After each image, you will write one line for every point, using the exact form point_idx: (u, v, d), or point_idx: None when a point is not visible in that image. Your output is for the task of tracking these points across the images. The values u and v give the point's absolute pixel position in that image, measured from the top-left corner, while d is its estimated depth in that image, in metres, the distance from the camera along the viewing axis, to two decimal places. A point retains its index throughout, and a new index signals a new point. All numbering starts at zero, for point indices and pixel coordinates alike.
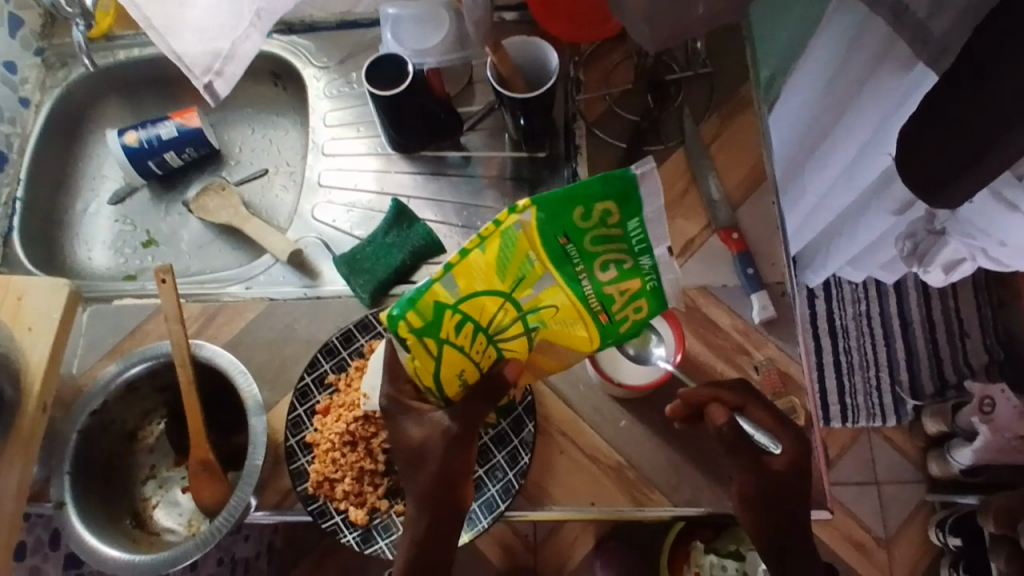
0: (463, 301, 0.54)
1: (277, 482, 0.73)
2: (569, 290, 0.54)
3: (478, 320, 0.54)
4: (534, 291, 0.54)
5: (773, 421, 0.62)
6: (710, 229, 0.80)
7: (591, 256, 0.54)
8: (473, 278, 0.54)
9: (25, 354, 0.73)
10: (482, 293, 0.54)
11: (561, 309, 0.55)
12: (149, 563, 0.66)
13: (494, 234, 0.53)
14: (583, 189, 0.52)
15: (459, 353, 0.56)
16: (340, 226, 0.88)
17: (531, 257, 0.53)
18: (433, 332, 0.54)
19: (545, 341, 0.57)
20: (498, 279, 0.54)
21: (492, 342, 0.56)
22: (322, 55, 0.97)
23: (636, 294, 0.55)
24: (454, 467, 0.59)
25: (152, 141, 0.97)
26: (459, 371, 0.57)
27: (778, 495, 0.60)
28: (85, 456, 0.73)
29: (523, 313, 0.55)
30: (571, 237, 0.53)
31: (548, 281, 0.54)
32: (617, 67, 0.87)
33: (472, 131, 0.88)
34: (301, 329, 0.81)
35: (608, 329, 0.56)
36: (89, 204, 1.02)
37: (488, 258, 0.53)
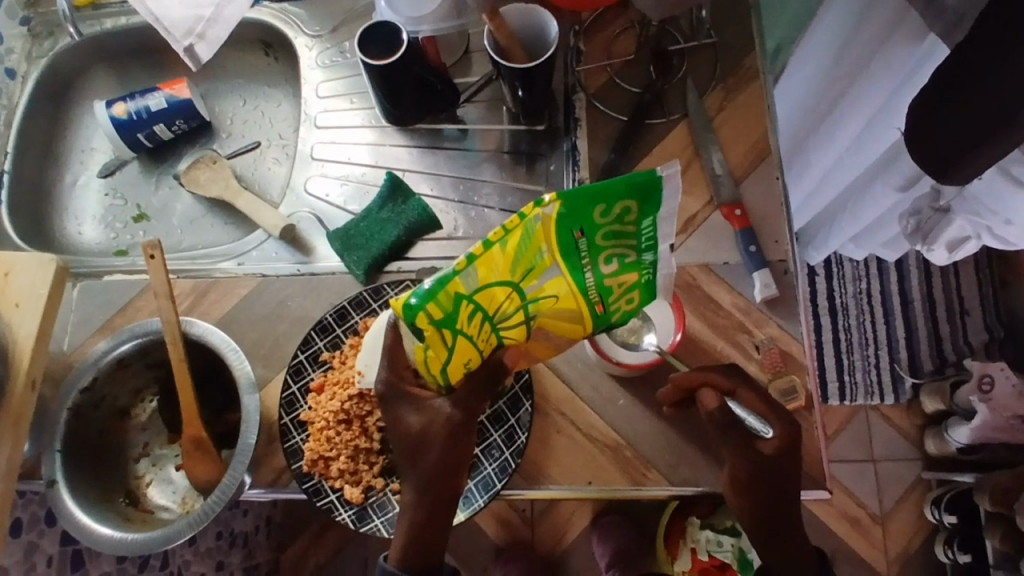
0: (478, 292, 0.48)
1: (272, 460, 0.73)
2: (571, 282, 0.51)
3: (487, 311, 0.50)
4: (541, 283, 0.50)
5: (762, 404, 0.58)
6: (713, 205, 0.78)
7: (599, 250, 0.50)
8: (491, 269, 0.48)
9: (13, 330, 0.71)
10: (496, 285, 0.49)
11: (561, 300, 0.51)
12: (142, 541, 0.65)
13: (517, 227, 0.48)
14: (609, 186, 0.47)
15: (466, 345, 0.51)
16: (334, 200, 0.86)
17: (544, 249, 0.49)
18: (449, 325, 0.49)
19: (542, 331, 0.54)
20: (512, 271, 0.49)
21: (495, 332, 0.52)
22: (315, 23, 0.95)
23: (631, 285, 0.54)
24: (456, 454, 0.58)
25: (141, 113, 0.94)
26: (464, 360, 0.52)
27: (770, 478, 0.58)
28: (76, 434, 0.72)
29: (526, 302, 0.50)
30: (586, 231, 0.49)
31: (554, 272, 0.50)
32: (619, 36, 0.85)
33: (469, 103, 0.86)
34: (295, 305, 0.79)
35: (601, 317, 0.54)
36: (78, 177, 1.00)
37: (508, 250, 0.48)
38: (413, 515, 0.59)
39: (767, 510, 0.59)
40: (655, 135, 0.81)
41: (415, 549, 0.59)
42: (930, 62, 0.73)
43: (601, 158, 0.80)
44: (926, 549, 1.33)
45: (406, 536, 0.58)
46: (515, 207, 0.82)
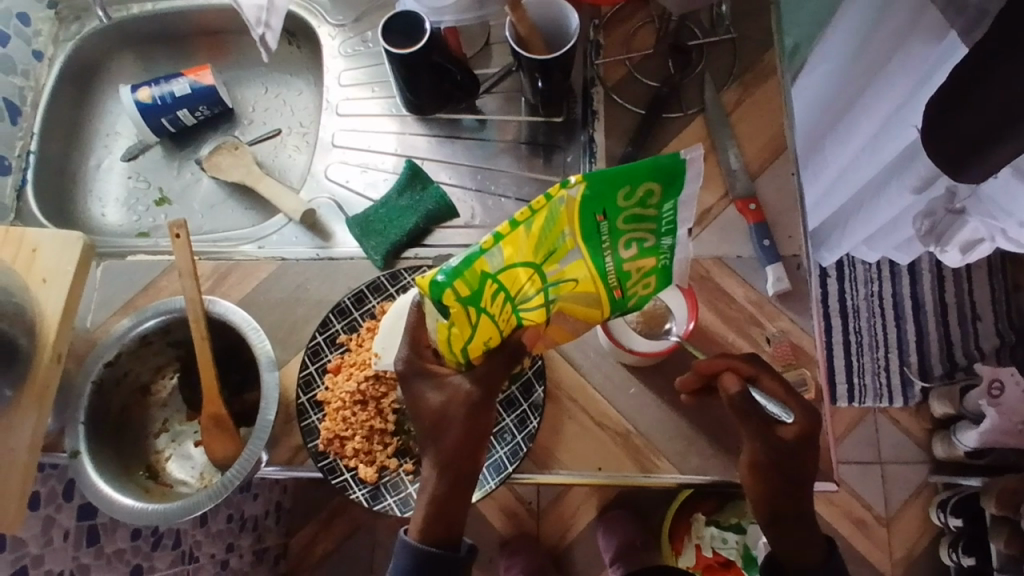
0: (503, 271, 0.49)
1: (288, 439, 0.74)
2: (591, 266, 0.51)
3: (509, 291, 0.50)
4: (562, 266, 0.50)
5: (786, 392, 0.59)
6: (727, 199, 0.79)
7: (619, 233, 0.51)
8: (517, 249, 0.48)
9: (39, 306, 0.73)
10: (520, 265, 0.49)
11: (581, 284, 0.52)
12: (161, 513, 0.66)
13: (541, 207, 0.47)
14: (633, 170, 0.47)
15: (487, 324, 0.52)
16: (354, 187, 0.87)
17: (566, 231, 0.49)
18: (474, 303, 0.49)
19: (560, 314, 0.54)
20: (536, 253, 0.49)
21: (515, 312, 0.52)
22: (338, 12, 0.96)
23: (649, 270, 0.54)
24: (474, 433, 0.59)
25: (166, 98, 0.96)
26: (484, 339, 0.53)
27: (792, 463, 0.58)
28: (99, 408, 0.73)
29: (546, 285, 0.51)
30: (608, 214, 0.49)
31: (575, 256, 0.50)
32: (638, 31, 0.86)
33: (488, 94, 0.87)
34: (312, 289, 0.81)
35: (617, 302, 0.55)
36: (102, 159, 1.02)
37: (533, 232, 0.48)
38: (434, 489, 0.60)
39: (779, 496, 0.60)
40: (672, 129, 0.81)
41: (437, 523, 0.59)
42: (947, 61, 0.74)
43: (618, 150, 0.81)
44: (931, 552, 1.33)
45: (427, 509, 0.59)
46: (531, 197, 0.83)
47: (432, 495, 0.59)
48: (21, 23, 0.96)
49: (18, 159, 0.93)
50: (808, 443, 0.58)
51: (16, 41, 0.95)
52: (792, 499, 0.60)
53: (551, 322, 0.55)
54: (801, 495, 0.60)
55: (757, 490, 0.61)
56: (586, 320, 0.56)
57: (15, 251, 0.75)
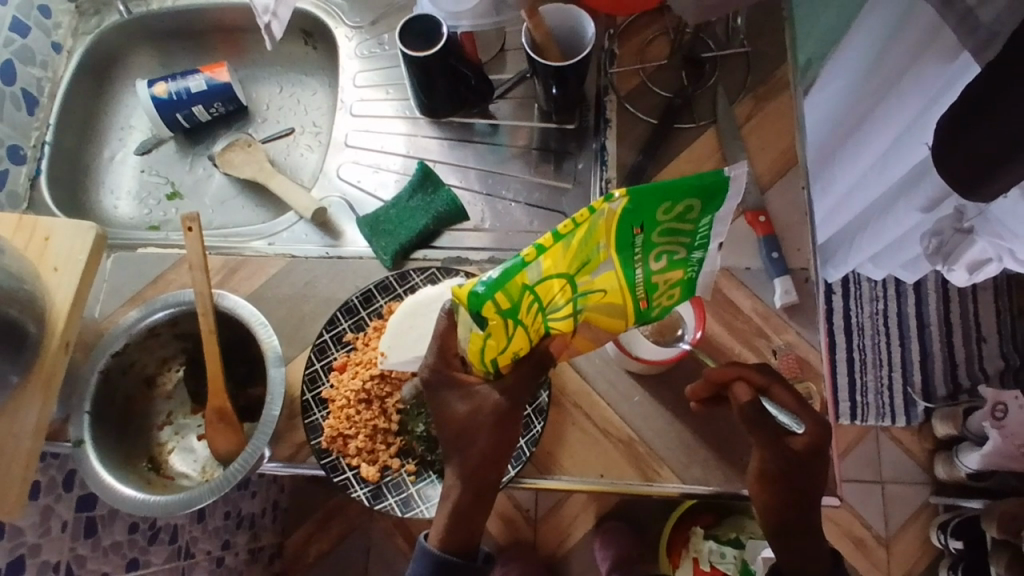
0: (540, 282, 0.47)
1: (292, 435, 0.74)
2: (622, 277, 0.51)
3: (542, 301, 0.49)
4: (595, 278, 0.50)
5: (797, 403, 0.59)
6: (737, 211, 0.79)
7: (653, 246, 0.51)
8: (556, 261, 0.47)
9: (49, 293, 0.73)
10: (555, 276, 0.48)
11: (610, 295, 0.52)
12: (163, 504, 0.66)
13: (586, 221, 0.46)
14: (677, 184, 0.47)
15: (518, 334, 0.51)
16: (365, 187, 0.88)
17: (601, 244, 0.48)
18: (510, 314, 0.48)
19: (585, 323, 0.55)
20: (572, 265, 0.48)
21: (545, 321, 0.52)
22: (356, 14, 0.97)
23: (675, 282, 0.55)
24: (502, 442, 0.60)
25: (182, 94, 0.97)
26: (511, 349, 0.53)
27: (803, 473, 0.58)
28: (104, 397, 0.74)
29: (576, 295, 0.51)
30: (645, 227, 0.49)
31: (607, 267, 0.50)
32: (652, 41, 0.86)
33: (502, 99, 0.88)
34: (320, 287, 0.81)
35: (642, 313, 0.56)
36: (116, 152, 1.03)
37: (573, 245, 0.47)
38: (457, 499, 0.60)
39: (788, 507, 0.60)
40: (683, 140, 0.82)
41: (459, 530, 0.60)
42: (961, 80, 0.74)
43: (629, 159, 0.82)
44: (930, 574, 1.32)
45: (448, 519, 0.60)
46: (541, 202, 0.83)
47: (454, 503, 0.60)
48: (42, 15, 0.97)
49: (33, 148, 0.94)
50: (819, 454, 0.58)
51: (37, 33, 0.96)
52: (800, 511, 0.59)
53: (574, 330, 0.55)
54: (807, 507, 0.59)
55: (769, 503, 0.61)
56: (608, 330, 0.56)
57: (26, 239, 0.75)
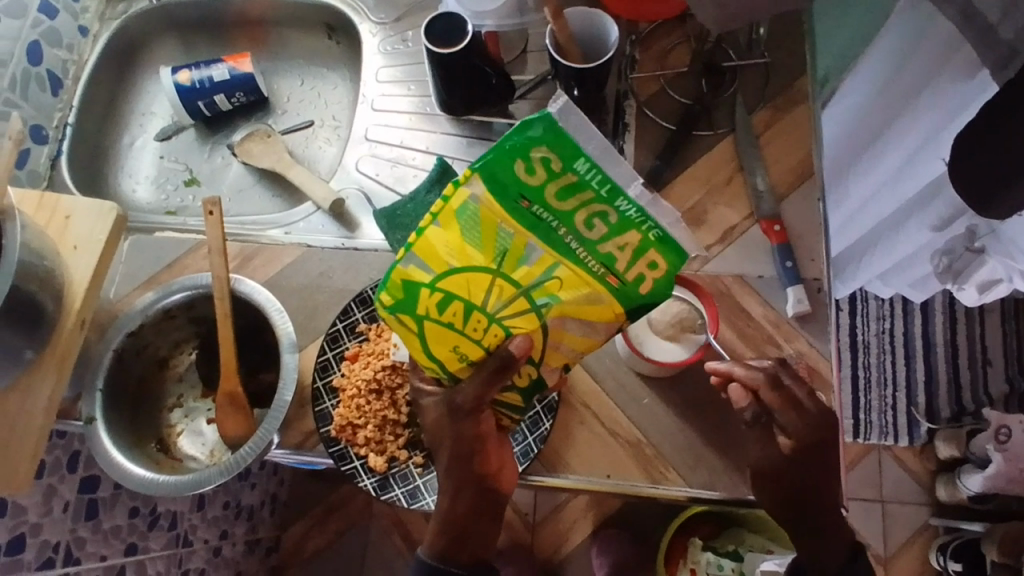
0: (441, 280, 0.55)
1: (302, 422, 0.75)
2: (560, 256, 0.54)
3: (470, 299, 0.55)
4: (525, 265, 0.54)
5: (786, 401, 0.64)
6: (752, 219, 0.79)
7: (566, 215, 0.52)
8: (443, 255, 0.54)
9: (69, 270, 0.74)
10: (461, 272, 0.55)
11: (564, 279, 0.54)
12: (172, 484, 0.67)
13: (455, 217, 0.54)
14: (516, 145, 0.51)
15: (465, 337, 0.56)
16: (383, 181, 0.89)
17: (499, 229, 0.54)
18: (425, 315, 0.56)
19: (564, 320, 0.56)
20: (474, 256, 0.54)
21: (494, 321, 0.55)
22: (381, 11, 0.98)
23: (638, 246, 0.53)
24: (469, 438, 0.61)
25: (205, 82, 0.98)
26: (468, 354, 0.57)
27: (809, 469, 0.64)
28: (117, 377, 0.74)
29: (521, 287, 0.55)
30: (531, 198, 0.52)
31: (537, 251, 0.54)
32: (674, 49, 0.87)
33: (522, 99, 0.88)
34: (335, 278, 0.82)
35: (621, 292, 0.54)
36: (136, 138, 1.04)
37: (452, 237, 0.54)
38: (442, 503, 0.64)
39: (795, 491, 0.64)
40: (700, 147, 0.82)
41: (446, 535, 0.63)
42: (976, 100, 0.74)
43: (646, 163, 0.82)
44: None
45: (437, 524, 0.64)
46: None
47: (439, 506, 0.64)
48: None
49: (55, 129, 0.95)
50: (820, 446, 0.64)
51: (64, 15, 0.96)
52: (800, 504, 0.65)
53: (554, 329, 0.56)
54: (808, 495, 0.65)
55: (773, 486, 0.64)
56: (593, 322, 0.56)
57: (47, 216, 0.76)
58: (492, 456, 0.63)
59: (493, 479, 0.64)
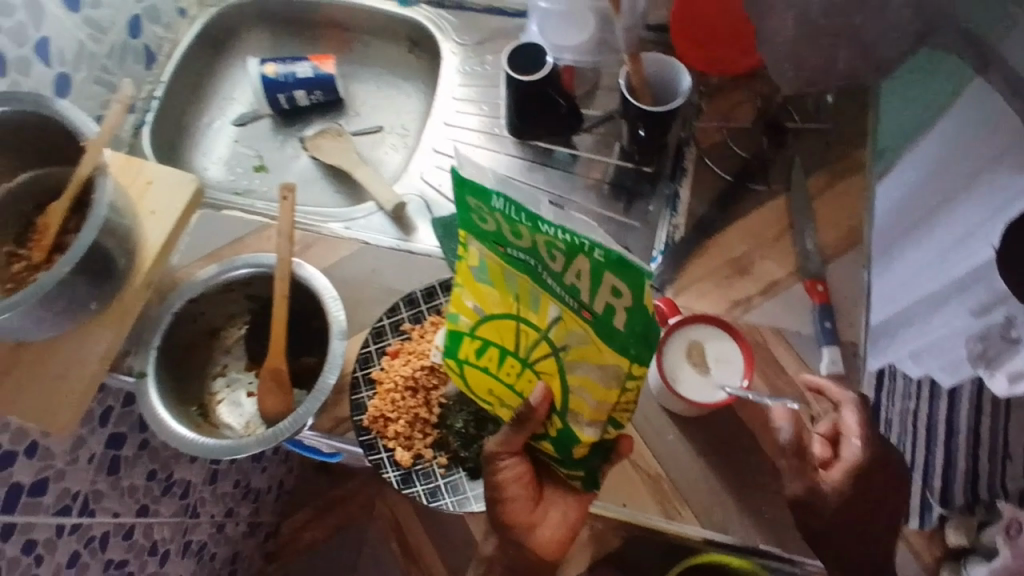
0: (477, 328, 0.64)
1: (335, 410, 0.77)
2: (555, 298, 0.56)
3: (503, 345, 0.63)
4: (535, 310, 0.58)
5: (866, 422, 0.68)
6: (797, 276, 0.81)
7: (533, 254, 0.54)
8: (474, 307, 0.64)
9: (145, 232, 0.79)
10: (492, 320, 0.63)
11: (564, 321, 0.56)
12: (209, 447, 0.70)
13: (471, 275, 0.62)
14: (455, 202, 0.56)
15: (505, 377, 0.64)
16: (444, 192, 0.93)
17: (502, 278, 0.59)
18: (470, 359, 0.66)
19: (580, 363, 0.57)
20: (497, 304, 0.61)
21: (525, 364, 0.62)
22: (464, 33, 1.03)
23: (597, 272, 0.50)
24: (507, 485, 0.65)
25: (288, 77, 1.04)
26: (514, 394, 0.65)
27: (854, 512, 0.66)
28: (171, 340, 0.78)
29: (539, 333, 0.59)
30: (499, 244, 0.56)
31: (538, 296, 0.57)
32: (741, 104, 0.90)
33: (587, 132, 0.91)
34: (385, 277, 0.85)
35: (607, 323, 0.53)
36: (214, 120, 1.10)
37: (476, 290, 0.63)
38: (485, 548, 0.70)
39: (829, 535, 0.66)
40: (754, 200, 0.85)
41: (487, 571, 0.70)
42: None
43: (699, 209, 0.85)
44: None
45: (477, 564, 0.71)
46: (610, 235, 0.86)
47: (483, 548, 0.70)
48: None
49: (143, 101, 1.01)
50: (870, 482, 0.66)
51: None
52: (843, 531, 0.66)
53: (578, 372, 0.58)
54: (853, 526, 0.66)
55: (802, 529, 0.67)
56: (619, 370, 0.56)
57: (131, 180, 0.81)
58: (518, 508, 0.66)
59: (528, 529, 0.67)
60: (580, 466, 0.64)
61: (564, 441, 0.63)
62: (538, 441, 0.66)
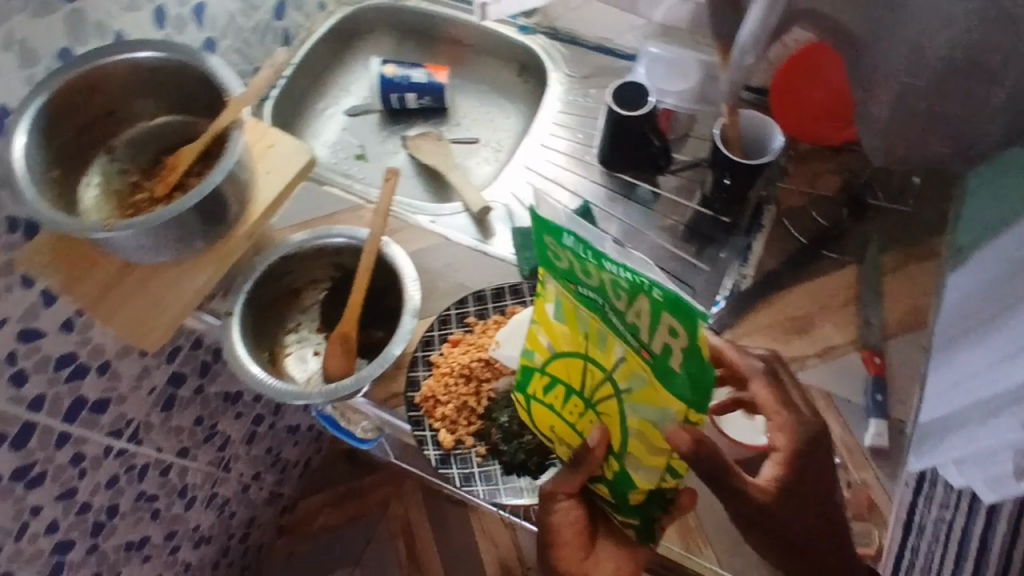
0: (548, 364, 0.67)
1: (390, 383, 0.83)
2: (619, 340, 0.57)
3: (572, 383, 0.65)
4: (601, 351, 0.60)
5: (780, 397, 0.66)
6: (856, 345, 0.82)
7: (601, 293, 0.55)
8: (546, 343, 0.66)
9: (257, 189, 0.86)
10: (563, 358, 0.65)
11: (627, 361, 0.58)
12: (274, 389, 0.76)
13: (546, 313, 0.65)
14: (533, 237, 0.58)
15: (571, 415, 0.67)
16: (528, 206, 0.98)
17: (574, 317, 0.62)
18: (540, 393, 0.69)
19: (638, 407, 0.59)
20: (568, 343, 0.64)
21: (589, 404, 0.64)
22: (573, 65, 1.09)
23: (655, 312, 0.51)
24: (560, 531, 0.68)
25: (403, 80, 1.12)
26: (577, 431, 0.67)
27: (792, 502, 0.62)
28: (259, 289, 0.85)
29: (604, 373, 0.61)
30: (572, 281, 0.58)
31: (604, 336, 0.59)
32: (826, 173, 0.93)
33: (672, 174, 0.95)
34: (459, 273, 0.90)
35: (663, 368, 0.54)
36: (328, 107, 1.19)
37: (550, 327, 0.65)
38: None
39: (781, 523, 0.63)
40: (824, 265, 0.87)
41: None
42: None
43: (768, 264, 0.88)
44: None
45: None
46: (677, 273, 0.90)
47: None
48: None
49: None
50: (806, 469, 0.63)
51: None
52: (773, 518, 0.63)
53: (643, 422, 0.59)
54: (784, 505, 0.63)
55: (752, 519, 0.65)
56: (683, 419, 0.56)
57: (255, 141, 0.89)
58: (570, 555, 0.68)
59: None
60: (635, 513, 0.66)
61: (621, 485, 0.65)
62: (596, 483, 0.68)
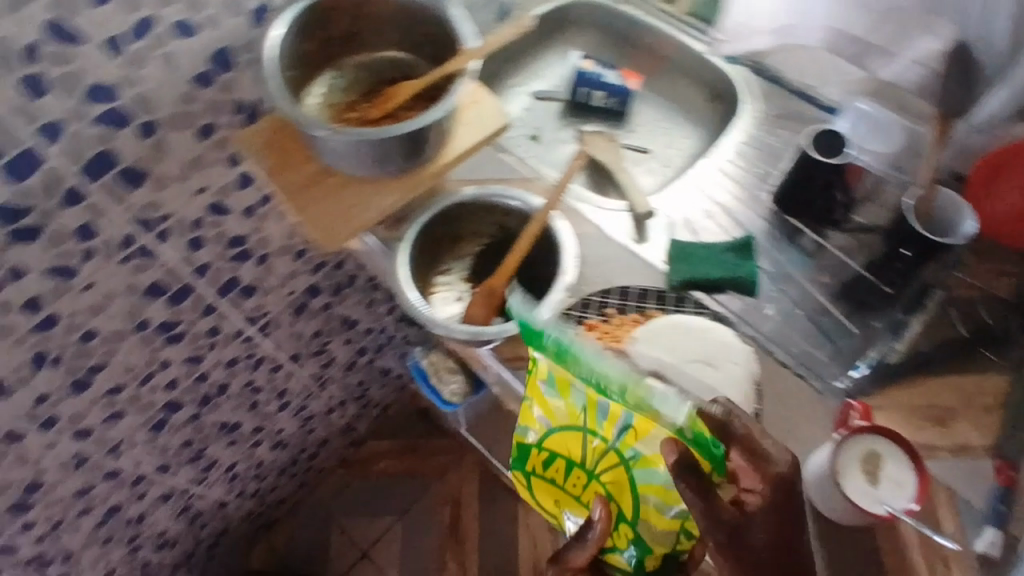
0: (545, 443, 0.80)
1: (520, 346, 0.88)
2: (620, 416, 0.72)
3: (572, 460, 0.78)
4: (599, 431, 0.74)
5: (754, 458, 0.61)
6: (991, 453, 0.79)
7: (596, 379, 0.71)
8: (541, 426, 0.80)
9: (454, 138, 0.90)
10: (559, 441, 0.78)
11: (631, 432, 0.71)
12: (424, 316, 0.83)
13: (538, 402, 0.78)
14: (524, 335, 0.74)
15: (575, 487, 0.80)
16: (690, 224, 0.99)
17: (566, 403, 0.75)
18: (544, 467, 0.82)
19: (642, 472, 0.72)
20: (562, 426, 0.77)
21: (592, 477, 0.77)
22: (768, 105, 1.10)
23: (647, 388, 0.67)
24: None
25: (597, 77, 1.15)
26: (579, 499, 0.80)
27: (760, 533, 0.60)
28: (429, 226, 0.91)
29: (603, 448, 0.74)
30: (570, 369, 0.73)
31: (604, 415, 0.73)
32: (1001, 276, 0.91)
33: (844, 231, 0.92)
34: (609, 266, 0.92)
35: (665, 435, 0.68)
36: (517, 85, 1.25)
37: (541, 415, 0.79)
38: None
39: (751, 544, 0.60)
40: (976, 364, 0.85)
41: None
42: None
43: (920, 346, 0.86)
44: None
45: None
46: (821, 327, 0.89)
47: None
48: None
49: None
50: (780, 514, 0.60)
51: None
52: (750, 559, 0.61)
53: (643, 482, 0.72)
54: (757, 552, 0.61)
55: (722, 550, 0.62)
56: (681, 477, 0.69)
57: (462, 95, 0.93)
58: None
59: None
60: None
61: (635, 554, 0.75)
62: (606, 554, 0.78)
